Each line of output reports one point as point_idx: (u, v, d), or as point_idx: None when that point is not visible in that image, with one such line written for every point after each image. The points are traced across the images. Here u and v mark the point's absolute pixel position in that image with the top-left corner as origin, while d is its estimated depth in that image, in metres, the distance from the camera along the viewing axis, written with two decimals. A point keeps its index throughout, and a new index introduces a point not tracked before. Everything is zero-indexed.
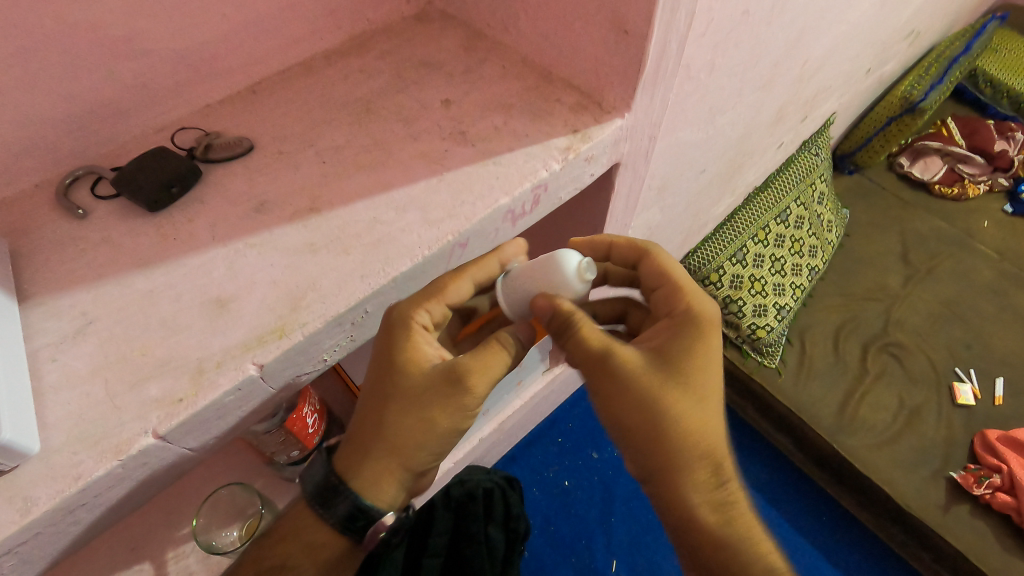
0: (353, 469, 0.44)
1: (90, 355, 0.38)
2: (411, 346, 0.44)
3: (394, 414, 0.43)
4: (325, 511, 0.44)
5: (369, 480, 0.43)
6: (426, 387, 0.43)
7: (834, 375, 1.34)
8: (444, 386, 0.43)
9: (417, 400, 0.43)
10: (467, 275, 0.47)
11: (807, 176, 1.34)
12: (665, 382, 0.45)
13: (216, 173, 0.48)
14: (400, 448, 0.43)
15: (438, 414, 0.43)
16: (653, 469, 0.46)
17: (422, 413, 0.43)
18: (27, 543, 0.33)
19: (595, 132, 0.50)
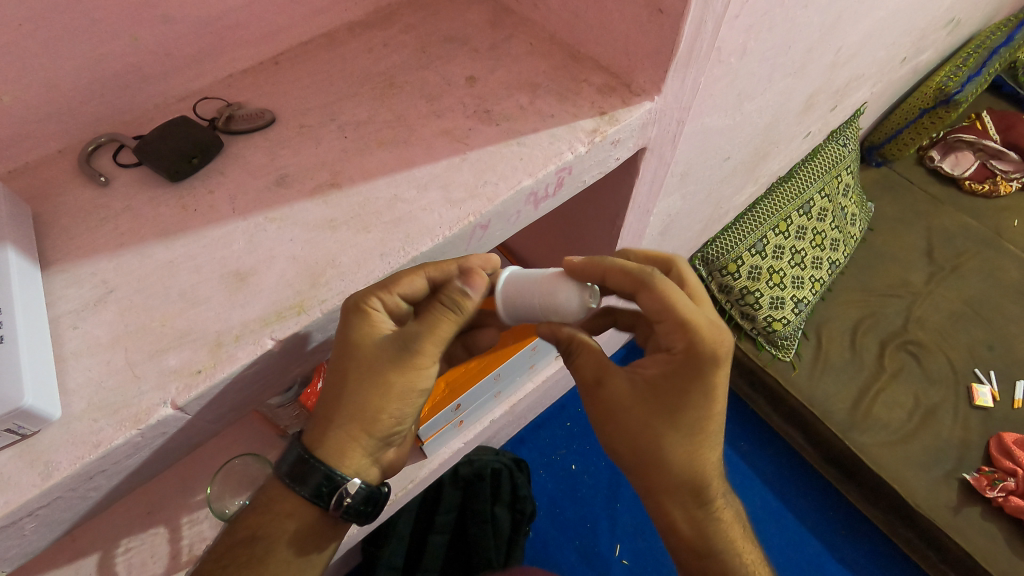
0: (322, 441, 0.42)
1: (110, 324, 0.38)
2: (357, 327, 0.39)
3: (353, 386, 0.41)
4: (294, 485, 0.42)
5: (336, 452, 0.42)
6: (376, 361, 0.41)
7: (850, 370, 1.32)
8: (395, 354, 0.40)
9: (374, 368, 0.40)
10: (422, 270, 0.41)
11: (833, 169, 1.31)
12: (705, 414, 0.46)
13: (237, 144, 0.48)
14: (363, 413, 0.41)
15: (395, 378, 0.41)
16: (691, 497, 0.48)
17: (379, 387, 0.41)
18: (48, 506, 0.33)
19: (623, 115, 0.49)
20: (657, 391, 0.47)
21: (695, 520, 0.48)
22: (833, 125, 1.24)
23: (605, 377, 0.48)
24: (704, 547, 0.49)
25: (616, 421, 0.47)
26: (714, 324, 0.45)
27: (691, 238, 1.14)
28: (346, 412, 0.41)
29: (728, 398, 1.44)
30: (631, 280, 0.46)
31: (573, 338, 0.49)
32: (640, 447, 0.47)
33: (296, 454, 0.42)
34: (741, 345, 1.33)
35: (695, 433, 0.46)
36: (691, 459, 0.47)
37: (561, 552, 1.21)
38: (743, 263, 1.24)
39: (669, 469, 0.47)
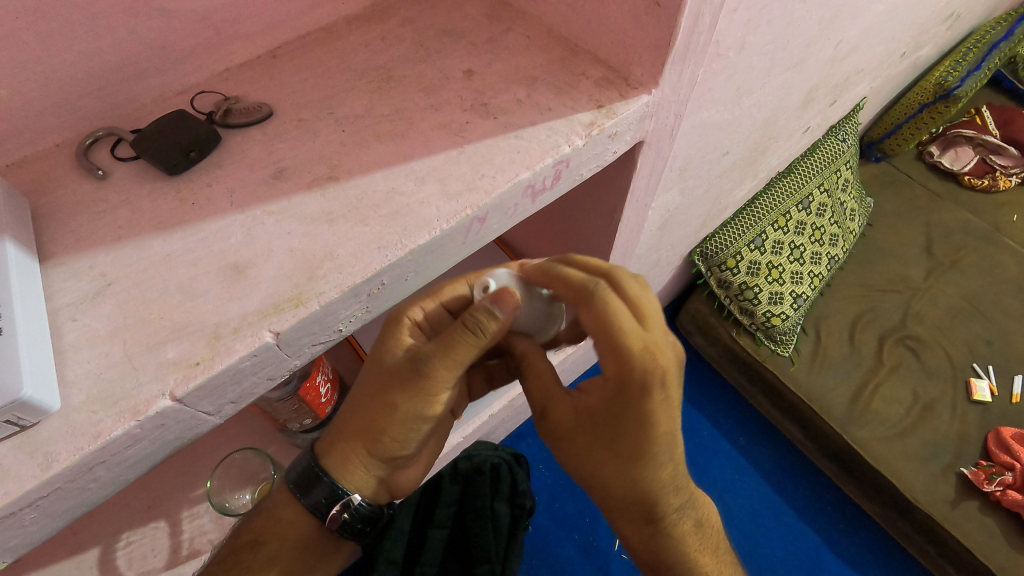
0: (327, 455, 0.47)
1: (108, 316, 0.38)
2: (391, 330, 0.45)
3: (366, 401, 0.45)
4: (301, 494, 0.48)
5: (337, 465, 0.47)
6: (390, 379, 0.43)
7: (848, 366, 1.33)
8: (406, 376, 0.42)
9: (383, 385, 0.43)
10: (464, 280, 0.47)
11: (831, 164, 1.31)
12: (645, 444, 0.46)
13: (235, 138, 0.48)
14: (370, 427, 0.45)
15: (398, 400, 0.43)
16: (638, 514, 0.52)
17: (382, 406, 0.43)
18: (48, 497, 0.34)
19: (621, 108, 0.49)
20: (597, 419, 0.48)
21: (646, 527, 0.53)
22: (833, 120, 1.24)
23: (550, 403, 0.51)
24: (653, 548, 0.54)
25: (562, 442, 0.51)
26: (648, 350, 0.43)
27: (690, 233, 1.14)
28: (355, 429, 0.46)
29: (727, 393, 1.44)
30: (573, 294, 0.44)
31: (523, 359, 0.51)
32: (583, 469, 0.51)
33: (304, 464, 0.48)
34: (740, 340, 1.33)
35: (635, 461, 0.48)
36: (634, 482, 0.49)
37: (560, 547, 1.22)
38: (742, 259, 1.24)
39: (612, 491, 0.50)
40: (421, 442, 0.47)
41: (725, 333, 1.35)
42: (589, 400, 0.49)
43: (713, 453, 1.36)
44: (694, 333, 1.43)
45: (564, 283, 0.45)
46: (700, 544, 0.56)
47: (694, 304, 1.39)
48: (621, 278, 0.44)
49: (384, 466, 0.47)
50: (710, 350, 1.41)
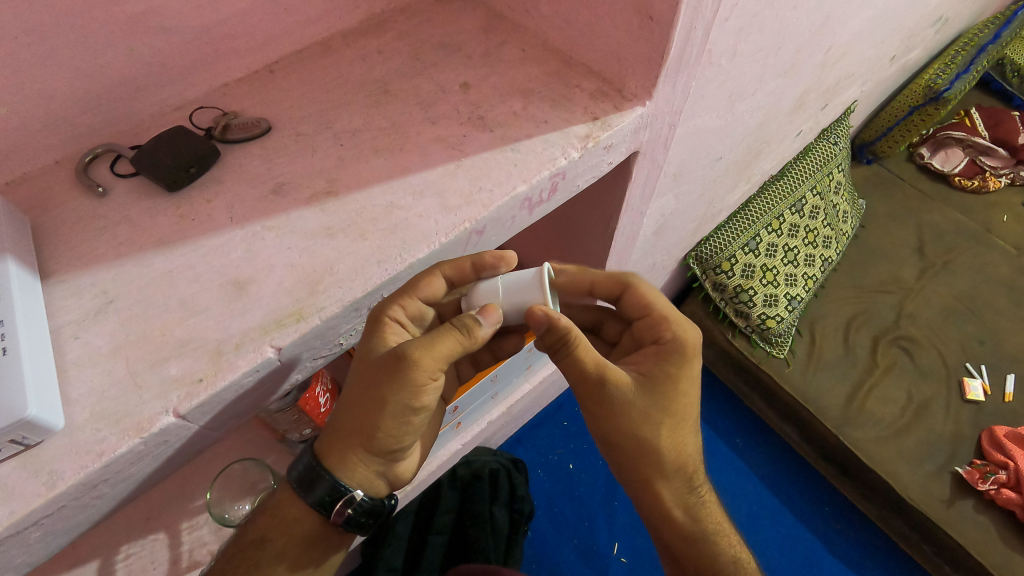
0: (328, 451, 0.46)
1: (110, 333, 0.39)
2: (372, 331, 0.42)
3: (354, 399, 0.43)
4: (302, 491, 0.47)
5: (337, 460, 0.45)
6: (379, 373, 0.42)
7: (843, 367, 1.34)
8: (389, 372, 0.41)
9: (371, 378, 0.42)
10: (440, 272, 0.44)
11: (824, 167, 1.32)
12: (691, 400, 0.50)
13: (234, 153, 0.48)
14: (362, 423, 0.43)
15: (386, 395, 0.41)
16: (679, 480, 0.51)
17: (374, 397, 0.42)
18: (52, 515, 0.34)
19: (616, 120, 0.50)
20: (650, 379, 0.50)
21: (683, 497, 0.52)
22: (824, 123, 1.25)
23: (606, 371, 0.47)
24: (693, 526, 0.52)
25: (612, 415, 0.48)
26: (689, 321, 0.51)
27: (685, 238, 1.15)
28: (352, 426, 0.44)
29: (723, 395, 1.45)
30: (617, 283, 0.52)
31: (572, 332, 0.44)
32: (638, 437, 0.48)
33: (305, 461, 0.46)
34: (735, 343, 1.34)
35: (684, 418, 0.50)
36: (681, 440, 0.50)
37: (559, 551, 1.22)
38: (736, 262, 1.25)
39: (662, 458, 0.49)
40: (416, 436, 0.46)
41: (720, 336, 1.36)
42: (637, 363, 0.51)
43: (712, 455, 1.37)
44: None
45: (606, 278, 0.51)
46: (724, 520, 0.55)
47: (689, 307, 1.40)
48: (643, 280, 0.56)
49: (384, 459, 0.46)
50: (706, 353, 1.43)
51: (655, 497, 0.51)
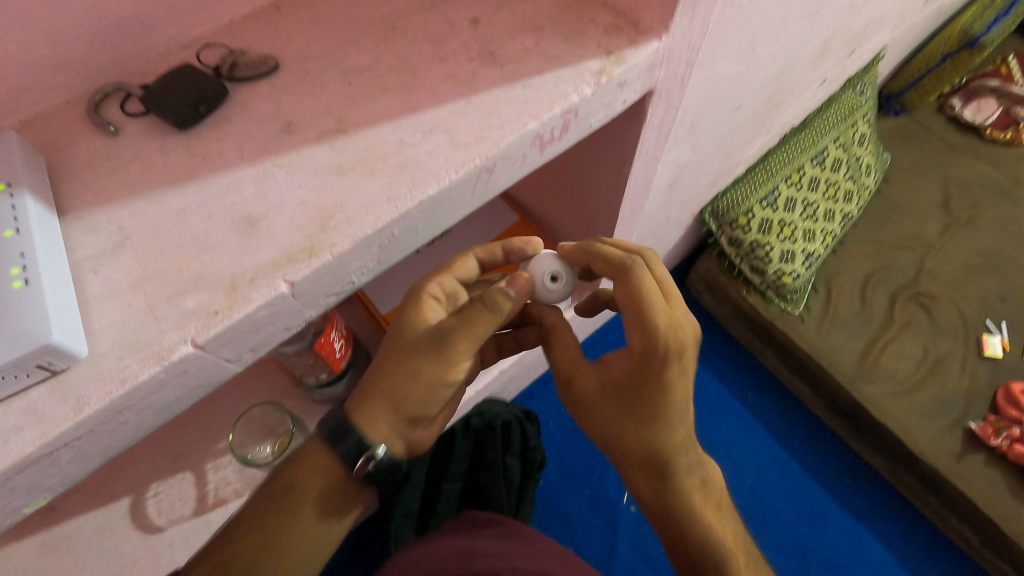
0: (354, 408, 0.50)
1: (128, 268, 0.39)
2: (412, 304, 0.51)
3: (387, 368, 0.49)
4: (328, 444, 0.50)
5: (361, 418, 0.49)
6: (417, 345, 0.49)
7: (858, 323, 1.34)
8: (431, 348, 0.48)
9: (407, 352, 0.49)
10: (472, 254, 0.56)
11: (848, 117, 1.27)
12: (664, 403, 0.51)
13: (243, 92, 0.48)
14: (393, 389, 0.49)
15: (422, 367, 0.48)
16: (653, 476, 0.53)
17: (413, 366, 0.48)
18: (82, 438, 0.35)
19: (630, 55, 0.48)
20: (617, 386, 0.53)
21: (654, 488, 0.54)
22: (851, 71, 1.19)
23: (574, 375, 0.55)
24: (668, 509, 0.54)
25: (585, 412, 0.55)
26: (671, 325, 0.49)
27: (700, 191, 1.12)
28: (382, 389, 0.49)
29: (735, 351, 1.45)
30: (612, 270, 0.52)
31: (553, 330, 0.57)
32: (605, 435, 0.54)
33: (333, 418, 0.51)
34: (749, 299, 1.33)
35: (654, 422, 0.51)
36: (650, 442, 0.51)
37: (571, 500, 1.26)
38: (753, 216, 1.23)
39: (631, 453, 0.53)
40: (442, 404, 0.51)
41: (734, 292, 1.35)
42: (612, 370, 0.53)
43: (721, 410, 1.39)
44: (704, 293, 1.44)
45: (603, 259, 0.52)
46: (714, 516, 0.55)
47: (703, 264, 1.39)
48: (652, 260, 0.53)
49: (409, 421, 0.50)
50: (720, 309, 1.42)
51: (631, 488, 0.56)
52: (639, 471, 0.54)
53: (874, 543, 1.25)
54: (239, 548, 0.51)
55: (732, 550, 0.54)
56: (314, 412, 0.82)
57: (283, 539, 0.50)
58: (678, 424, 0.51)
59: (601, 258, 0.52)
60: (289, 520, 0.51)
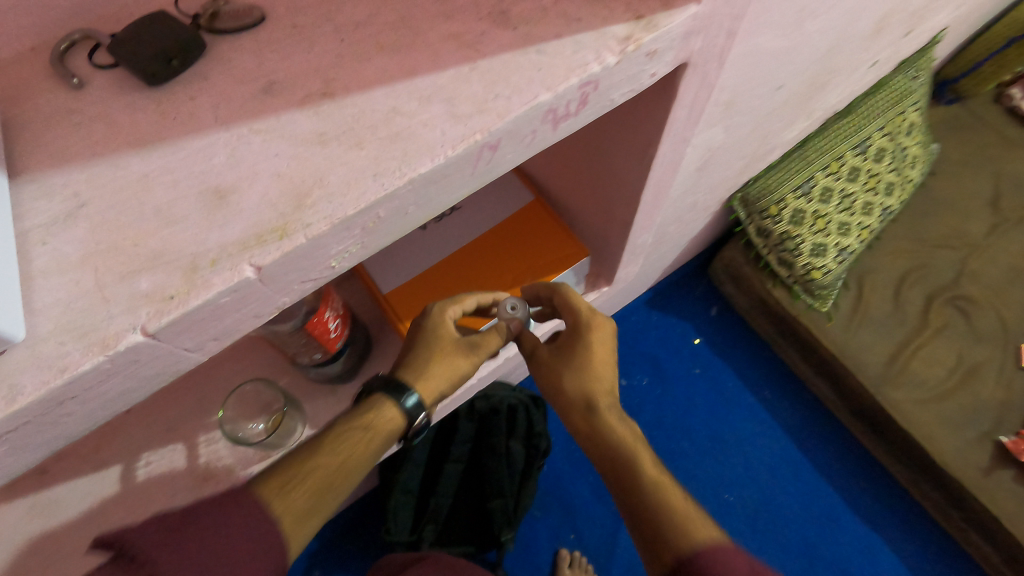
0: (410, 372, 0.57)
1: (79, 240, 0.35)
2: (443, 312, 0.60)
3: (432, 358, 0.58)
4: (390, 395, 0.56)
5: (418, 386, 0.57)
6: (457, 344, 0.59)
7: (889, 324, 1.26)
8: (469, 345, 0.60)
9: (445, 348, 0.58)
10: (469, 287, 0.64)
11: (897, 104, 1.17)
12: (586, 350, 0.61)
13: (223, 45, 0.43)
14: (437, 377, 0.57)
15: (464, 360, 0.59)
16: (585, 417, 0.61)
17: (446, 359, 0.58)
18: (19, 430, 0.32)
19: (663, 20, 0.41)
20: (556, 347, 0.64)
21: (587, 426, 0.61)
22: (906, 54, 1.08)
23: (533, 349, 0.66)
24: (600, 444, 0.60)
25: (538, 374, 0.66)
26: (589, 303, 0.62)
27: (731, 176, 1.04)
28: (433, 370, 0.57)
29: (755, 345, 1.39)
30: (549, 290, 0.66)
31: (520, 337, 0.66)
32: (549, 386, 0.64)
33: (393, 380, 0.57)
34: (774, 293, 1.26)
35: (579, 366, 0.61)
36: (579, 382, 0.61)
37: (575, 487, 1.23)
38: (786, 206, 1.15)
39: (566, 396, 0.62)
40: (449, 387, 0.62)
41: (759, 284, 1.28)
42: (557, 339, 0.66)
43: (736, 405, 1.33)
44: (726, 284, 1.37)
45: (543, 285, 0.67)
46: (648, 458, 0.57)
47: (727, 253, 1.32)
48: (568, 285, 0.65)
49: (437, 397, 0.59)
50: (743, 301, 1.35)
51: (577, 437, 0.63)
52: (576, 414, 0.61)
53: (886, 552, 1.21)
54: (310, 466, 0.51)
55: (665, 490, 0.54)
56: (311, 390, 0.79)
57: (359, 460, 0.53)
58: (603, 367, 0.61)
59: (542, 289, 0.67)
60: (364, 448, 0.53)
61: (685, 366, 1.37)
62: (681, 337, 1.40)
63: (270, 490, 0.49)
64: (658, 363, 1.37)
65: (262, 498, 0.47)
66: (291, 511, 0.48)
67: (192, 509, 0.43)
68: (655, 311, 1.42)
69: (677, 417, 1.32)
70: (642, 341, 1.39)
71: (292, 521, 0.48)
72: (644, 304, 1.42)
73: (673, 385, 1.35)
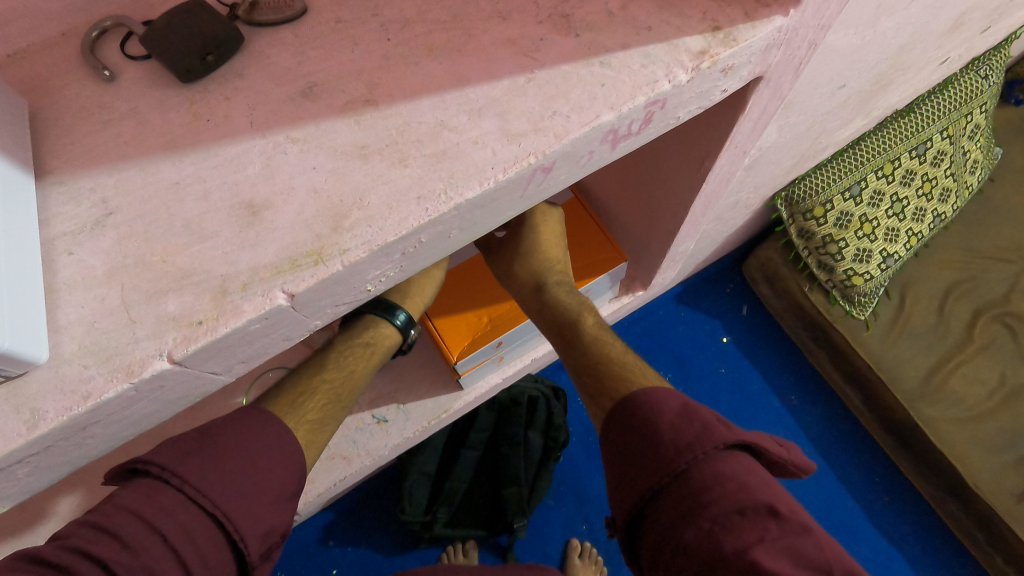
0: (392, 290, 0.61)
1: (106, 253, 0.33)
2: None
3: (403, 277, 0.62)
4: (379, 317, 0.59)
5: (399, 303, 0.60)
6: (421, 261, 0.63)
7: (931, 338, 1.21)
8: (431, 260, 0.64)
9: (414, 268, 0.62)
10: None
11: (964, 106, 1.09)
12: (536, 232, 0.64)
13: (261, 40, 0.40)
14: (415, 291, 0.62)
15: (435, 272, 0.64)
16: (536, 294, 0.62)
17: (418, 274, 0.63)
18: (40, 453, 0.30)
19: (744, 33, 0.37)
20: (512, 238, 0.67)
21: (537, 303, 0.62)
22: (978, 51, 1.00)
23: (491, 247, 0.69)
24: (548, 319, 0.60)
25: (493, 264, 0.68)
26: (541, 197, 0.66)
27: (777, 175, 0.99)
28: (408, 286, 0.62)
29: (788, 349, 1.32)
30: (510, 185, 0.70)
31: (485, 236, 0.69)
32: (503, 272, 0.66)
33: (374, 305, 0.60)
34: (810, 297, 1.21)
35: (531, 246, 0.64)
36: (531, 259, 0.64)
37: (590, 481, 1.21)
38: (832, 208, 1.08)
39: (521, 276, 0.63)
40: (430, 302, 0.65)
41: (795, 287, 1.23)
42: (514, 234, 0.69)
43: (761, 408, 1.28)
44: (759, 283, 1.30)
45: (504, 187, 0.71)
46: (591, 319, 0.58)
47: (764, 252, 1.26)
48: None
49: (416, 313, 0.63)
50: (776, 303, 1.28)
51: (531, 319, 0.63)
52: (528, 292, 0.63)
53: (905, 569, 1.15)
54: (317, 381, 0.51)
55: (608, 343, 0.55)
56: None
57: (365, 372, 0.54)
58: (551, 245, 0.65)
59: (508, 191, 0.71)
60: (366, 362, 0.55)
61: (710, 365, 1.31)
62: (709, 334, 1.34)
63: (280, 408, 0.47)
64: (683, 361, 1.32)
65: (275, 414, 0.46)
66: (303, 424, 0.47)
67: (209, 427, 0.41)
68: (684, 307, 1.36)
69: None
70: (669, 337, 1.33)
71: (308, 432, 0.47)
72: (673, 300, 1.36)
73: (697, 382, 1.30)
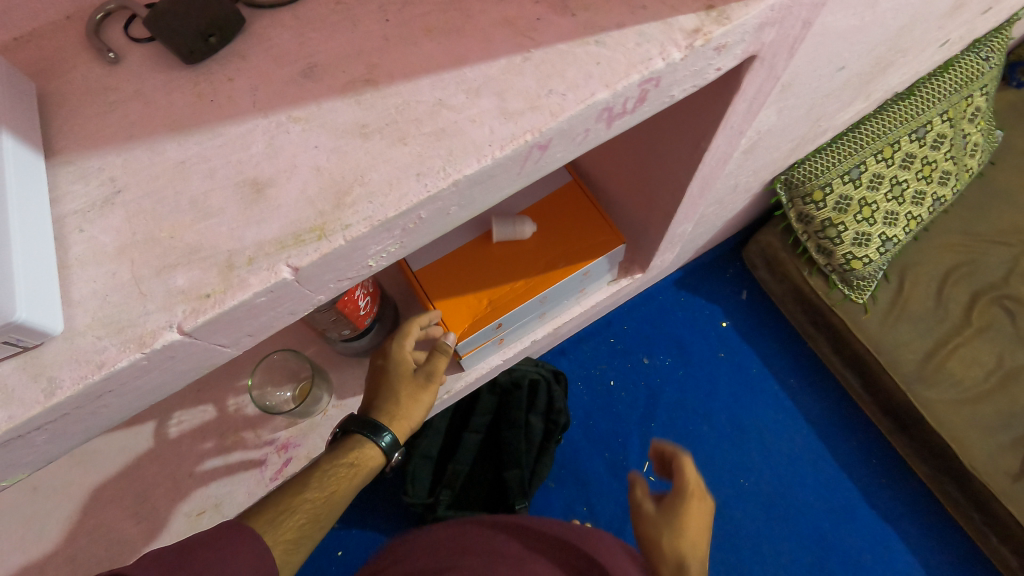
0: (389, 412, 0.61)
1: (116, 229, 0.34)
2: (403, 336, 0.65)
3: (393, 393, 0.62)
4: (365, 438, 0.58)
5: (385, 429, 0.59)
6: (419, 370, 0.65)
7: (929, 320, 1.22)
8: (427, 372, 0.65)
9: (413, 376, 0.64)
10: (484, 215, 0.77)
11: (964, 88, 1.09)
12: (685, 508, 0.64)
13: (262, 21, 0.40)
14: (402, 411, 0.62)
15: (424, 394, 0.64)
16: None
17: (407, 395, 0.63)
18: (56, 422, 0.32)
19: (737, 12, 0.38)
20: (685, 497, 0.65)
21: None
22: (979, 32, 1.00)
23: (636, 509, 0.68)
24: None
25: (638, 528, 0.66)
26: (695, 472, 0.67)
27: (777, 159, 0.99)
28: (402, 401, 0.62)
29: (788, 334, 1.34)
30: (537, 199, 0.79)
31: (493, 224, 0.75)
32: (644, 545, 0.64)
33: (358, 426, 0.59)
34: (809, 281, 1.22)
35: (674, 527, 0.63)
36: (672, 539, 0.62)
37: (591, 463, 1.23)
38: (831, 192, 1.08)
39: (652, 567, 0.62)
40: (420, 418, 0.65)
41: (794, 272, 1.24)
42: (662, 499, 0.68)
43: (760, 392, 1.29)
44: (759, 268, 1.32)
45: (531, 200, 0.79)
46: None
47: (764, 237, 1.27)
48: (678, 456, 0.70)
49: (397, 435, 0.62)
50: (775, 286, 1.30)
51: None
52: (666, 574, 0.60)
53: (900, 548, 1.18)
54: (298, 500, 0.52)
55: None
56: (337, 362, 0.79)
57: (347, 493, 0.55)
58: (692, 517, 0.63)
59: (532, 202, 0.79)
60: (350, 480, 0.56)
61: (710, 349, 1.32)
62: (709, 319, 1.35)
63: (260, 523, 0.49)
64: (683, 345, 1.33)
65: (255, 530, 0.48)
66: (281, 542, 0.48)
67: (195, 541, 0.43)
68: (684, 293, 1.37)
69: (698, 399, 1.29)
70: (669, 322, 1.34)
71: (283, 551, 0.48)
72: (674, 285, 1.37)
73: (697, 367, 1.31)
